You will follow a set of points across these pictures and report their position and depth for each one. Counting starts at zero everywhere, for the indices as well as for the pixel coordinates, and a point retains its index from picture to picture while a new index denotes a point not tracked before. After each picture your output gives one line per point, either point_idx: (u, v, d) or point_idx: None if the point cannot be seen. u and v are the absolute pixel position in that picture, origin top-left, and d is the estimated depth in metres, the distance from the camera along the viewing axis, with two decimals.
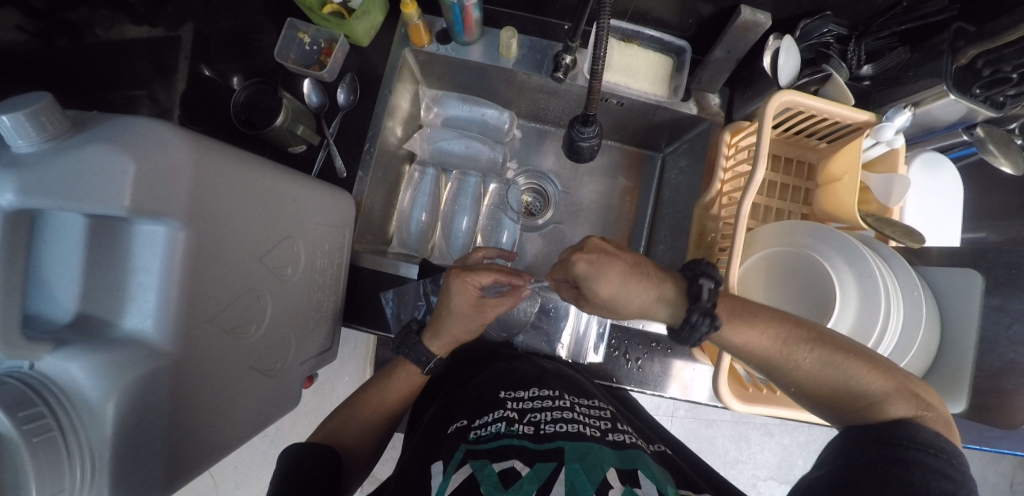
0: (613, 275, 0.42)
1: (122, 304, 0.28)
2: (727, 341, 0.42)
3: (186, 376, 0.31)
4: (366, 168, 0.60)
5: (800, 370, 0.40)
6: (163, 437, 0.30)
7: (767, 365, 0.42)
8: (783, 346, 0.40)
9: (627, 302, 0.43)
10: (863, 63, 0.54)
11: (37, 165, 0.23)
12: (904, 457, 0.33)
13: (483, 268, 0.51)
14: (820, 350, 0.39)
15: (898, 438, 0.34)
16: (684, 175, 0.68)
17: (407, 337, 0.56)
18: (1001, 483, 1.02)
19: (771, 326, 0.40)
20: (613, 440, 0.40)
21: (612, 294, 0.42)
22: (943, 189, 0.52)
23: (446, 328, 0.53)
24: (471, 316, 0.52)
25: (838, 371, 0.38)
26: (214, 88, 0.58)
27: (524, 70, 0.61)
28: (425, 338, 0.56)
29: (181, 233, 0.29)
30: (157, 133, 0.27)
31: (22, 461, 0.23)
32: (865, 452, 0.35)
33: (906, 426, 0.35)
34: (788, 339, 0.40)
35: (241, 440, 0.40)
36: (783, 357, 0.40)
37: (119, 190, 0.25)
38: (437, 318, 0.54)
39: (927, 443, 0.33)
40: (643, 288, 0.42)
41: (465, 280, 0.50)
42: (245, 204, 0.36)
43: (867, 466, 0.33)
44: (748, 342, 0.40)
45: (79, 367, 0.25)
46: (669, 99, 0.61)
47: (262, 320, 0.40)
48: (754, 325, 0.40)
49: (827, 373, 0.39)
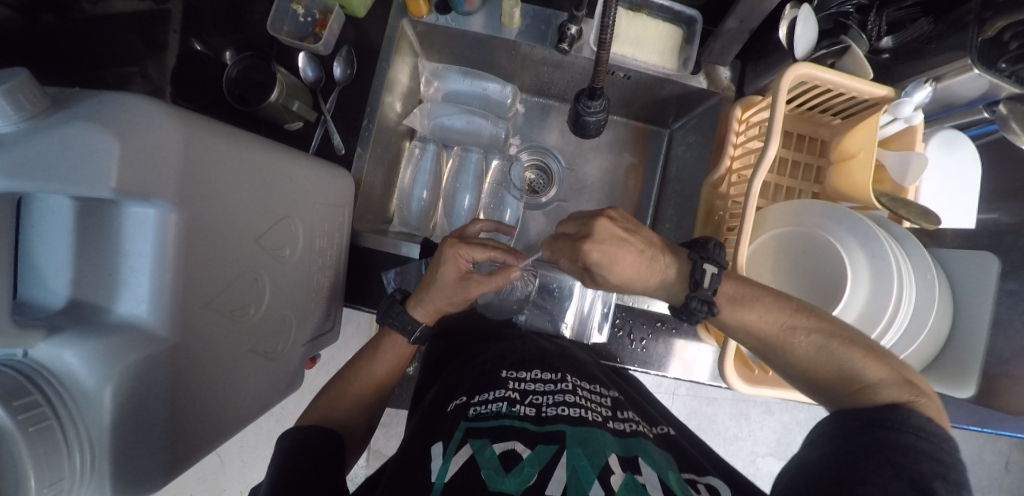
0: (629, 261, 0.40)
1: (114, 289, 0.28)
2: (726, 324, 0.42)
3: (185, 361, 0.31)
4: (365, 144, 0.58)
5: (795, 353, 0.40)
6: (166, 421, 0.30)
7: (763, 349, 0.42)
8: (781, 330, 0.40)
9: (630, 286, 0.42)
10: (883, 34, 0.51)
11: (15, 147, 0.22)
12: (895, 440, 0.33)
13: (476, 243, 0.50)
14: (817, 335, 0.39)
15: (889, 422, 0.34)
16: (692, 152, 0.66)
17: (392, 306, 0.54)
18: (995, 462, 1.04)
19: (772, 310, 0.40)
20: (614, 427, 0.40)
21: (623, 278, 0.41)
22: (961, 168, 0.50)
23: (430, 297, 0.52)
24: (455, 290, 0.50)
25: (833, 357, 0.39)
26: (207, 63, 0.57)
27: (527, 41, 0.58)
28: (409, 305, 0.54)
29: (172, 215, 0.28)
30: (140, 108, 0.26)
31: (19, 452, 0.22)
32: (858, 437, 0.34)
33: (899, 410, 0.35)
34: (787, 323, 0.40)
35: (245, 422, 0.40)
36: (780, 340, 0.40)
37: (105, 171, 0.23)
38: (422, 287, 0.53)
39: (916, 428, 0.33)
40: (648, 273, 0.41)
41: (458, 252, 0.48)
42: (239, 182, 0.34)
43: (856, 451, 0.33)
44: (748, 325, 0.40)
45: (72, 354, 0.25)
46: (678, 72, 0.59)
47: (261, 303, 0.40)
48: (754, 309, 0.40)
49: (822, 357, 0.39)
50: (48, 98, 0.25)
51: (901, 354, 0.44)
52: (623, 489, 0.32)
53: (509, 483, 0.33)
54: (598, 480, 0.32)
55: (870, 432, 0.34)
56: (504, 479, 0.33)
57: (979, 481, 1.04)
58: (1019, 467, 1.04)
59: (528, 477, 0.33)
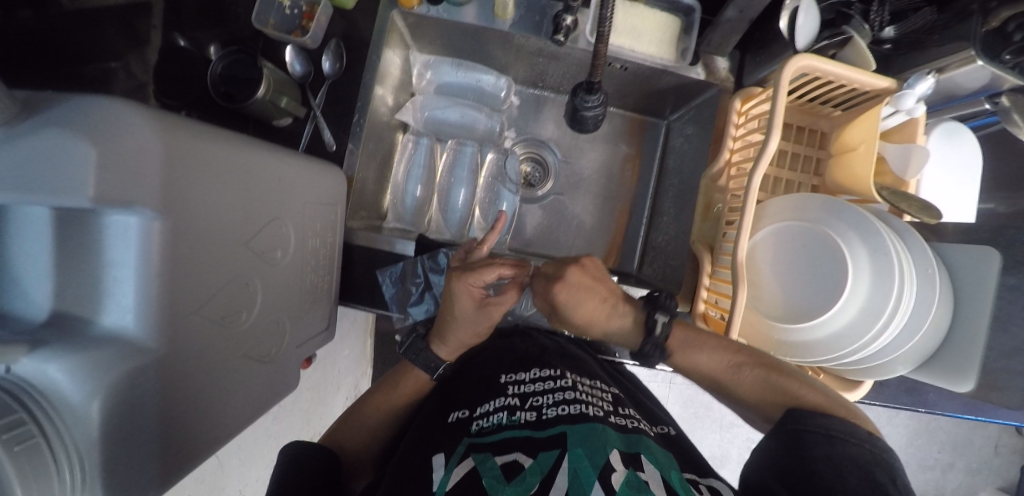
0: (589, 304, 0.46)
1: (99, 301, 0.27)
2: (680, 363, 0.48)
3: (174, 370, 0.30)
4: (357, 141, 0.57)
5: (743, 387, 0.46)
6: (157, 435, 0.29)
7: (717, 383, 0.48)
8: (726, 367, 0.46)
9: (594, 326, 0.48)
10: (885, 24, 0.49)
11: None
12: (838, 442, 0.35)
13: (483, 265, 0.48)
14: (761, 371, 0.45)
15: (832, 433, 0.36)
16: (690, 144, 0.65)
17: (415, 343, 0.55)
18: (986, 446, 1.06)
19: (718, 353, 0.46)
20: (616, 422, 0.40)
21: (584, 323, 0.48)
22: (962, 159, 0.50)
23: (452, 332, 0.52)
24: (477, 318, 0.50)
25: (778, 386, 0.44)
26: (190, 59, 0.55)
27: (522, 33, 0.57)
28: (432, 343, 0.55)
29: (156, 222, 0.27)
30: (118, 114, 0.25)
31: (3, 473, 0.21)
32: (804, 445, 0.36)
33: (833, 419, 0.37)
34: (732, 362, 0.46)
35: (240, 429, 0.40)
36: (727, 375, 0.47)
37: (81, 177, 0.22)
38: (443, 325, 0.52)
39: (851, 435, 0.36)
40: (611, 314, 0.48)
41: (468, 283, 0.48)
42: (227, 185, 0.33)
43: (804, 459, 0.35)
44: (696, 364, 0.47)
45: (57, 369, 0.24)
46: (676, 64, 0.57)
47: (252, 309, 0.39)
48: (700, 352, 0.47)
49: (768, 392, 0.44)
50: (22, 103, 0.24)
51: (900, 349, 0.44)
52: (625, 485, 0.31)
53: (509, 491, 0.32)
54: (599, 481, 0.31)
55: (808, 440, 0.36)
56: (505, 488, 0.32)
57: (969, 464, 1.06)
58: (1008, 450, 1.06)
59: (530, 486, 0.32)
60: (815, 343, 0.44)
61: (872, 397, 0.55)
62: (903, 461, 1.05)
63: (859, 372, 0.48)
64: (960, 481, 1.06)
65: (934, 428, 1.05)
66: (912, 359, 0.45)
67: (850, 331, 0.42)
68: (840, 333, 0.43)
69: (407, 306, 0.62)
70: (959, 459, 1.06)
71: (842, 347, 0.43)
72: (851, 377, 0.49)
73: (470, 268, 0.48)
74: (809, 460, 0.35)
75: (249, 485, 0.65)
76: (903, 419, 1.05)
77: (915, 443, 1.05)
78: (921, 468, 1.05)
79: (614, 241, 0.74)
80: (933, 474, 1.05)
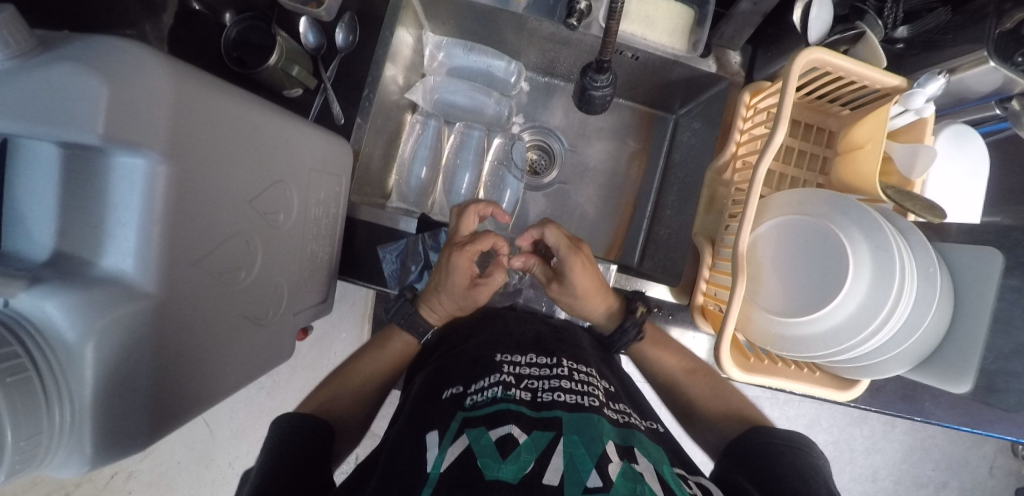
0: (587, 281, 0.51)
1: (100, 242, 0.27)
2: (641, 355, 0.56)
3: (171, 319, 0.30)
4: (365, 116, 0.57)
5: (692, 391, 0.52)
6: (148, 384, 0.29)
7: (672, 388, 0.54)
8: (685, 370, 0.54)
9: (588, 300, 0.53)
10: (899, 24, 0.49)
11: (11, 85, 0.22)
12: (796, 453, 0.38)
13: (485, 236, 0.51)
14: (710, 380, 0.53)
15: (800, 444, 0.38)
16: (697, 138, 0.65)
17: (404, 307, 0.56)
18: (980, 466, 1.05)
19: (681, 354, 0.55)
20: (610, 414, 0.40)
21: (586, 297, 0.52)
22: (968, 162, 0.50)
23: (437, 299, 0.54)
24: (462, 297, 0.52)
25: (721, 396, 0.50)
26: (205, 23, 0.55)
27: (536, 16, 0.57)
28: (418, 307, 0.56)
29: (161, 168, 0.27)
30: (127, 53, 0.25)
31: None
32: (776, 452, 0.38)
33: (790, 433, 0.40)
34: (689, 366, 0.54)
35: (229, 392, 0.39)
36: (685, 376, 0.54)
37: (92, 113, 0.23)
38: (431, 292, 0.54)
39: (808, 447, 0.38)
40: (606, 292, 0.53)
41: (463, 258, 0.50)
42: (231, 141, 0.33)
43: (769, 465, 0.37)
44: (661, 359, 0.55)
45: (54, 306, 0.24)
46: (686, 54, 0.58)
47: (251, 268, 0.39)
48: (668, 349, 0.55)
49: (712, 398, 0.51)
50: (35, 40, 0.24)
51: (897, 347, 0.43)
52: (621, 477, 0.31)
53: (506, 470, 0.31)
54: (595, 468, 0.31)
55: (773, 451, 0.38)
56: (500, 466, 0.32)
57: (963, 484, 1.05)
58: (1003, 471, 1.05)
59: (524, 464, 0.32)
60: (812, 338, 0.44)
61: (866, 402, 0.55)
62: (896, 476, 1.04)
63: (854, 371, 0.48)
64: None
65: (929, 444, 1.04)
66: (908, 360, 0.45)
67: (849, 326, 0.42)
68: (839, 328, 0.43)
69: (407, 284, 0.62)
70: (953, 478, 1.05)
71: (839, 343, 0.43)
72: (847, 375, 0.49)
73: (466, 244, 0.51)
74: (776, 466, 0.36)
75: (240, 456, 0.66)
76: (898, 434, 1.04)
77: (909, 459, 1.04)
78: (913, 484, 1.05)
79: (616, 233, 0.73)
80: (925, 491, 1.05)
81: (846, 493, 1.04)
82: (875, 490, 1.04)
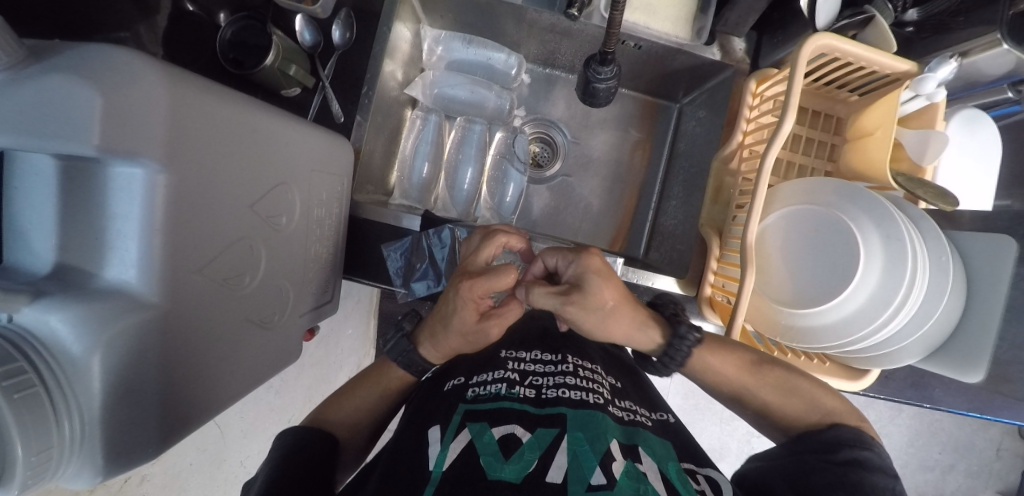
0: (614, 292, 0.42)
1: (102, 253, 0.26)
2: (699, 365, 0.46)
3: (176, 328, 0.30)
4: (365, 113, 0.56)
5: (763, 396, 0.46)
6: (156, 395, 0.29)
7: (737, 392, 0.47)
8: (749, 369, 0.46)
9: (616, 318, 0.43)
10: (909, 6, 0.48)
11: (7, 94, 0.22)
12: (838, 447, 0.38)
13: (495, 269, 0.43)
14: (780, 375, 0.46)
15: (848, 440, 0.38)
16: (702, 127, 0.64)
17: (399, 342, 0.51)
18: (987, 449, 1.06)
19: (742, 354, 0.46)
20: (616, 412, 0.40)
21: (602, 315, 0.42)
22: (980, 147, 0.49)
23: (445, 339, 0.47)
24: (478, 334, 0.45)
25: (797, 390, 0.45)
26: (199, 24, 0.54)
27: (535, 7, 0.55)
28: (420, 343, 0.51)
29: (161, 176, 0.26)
30: (119, 59, 0.24)
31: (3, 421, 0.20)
32: (815, 447, 0.39)
33: (840, 429, 0.40)
34: (753, 364, 0.46)
35: (237, 398, 0.39)
36: (752, 380, 0.46)
37: (86, 123, 0.22)
38: (436, 327, 0.48)
39: (866, 445, 0.38)
40: (631, 312, 0.44)
41: (479, 292, 0.43)
42: (231, 144, 0.33)
43: (805, 461, 0.38)
44: (722, 364, 0.46)
45: (58, 320, 0.23)
46: (691, 42, 0.56)
47: (256, 273, 0.39)
48: (729, 353, 0.46)
49: (792, 398, 0.44)
50: (26, 49, 0.23)
51: (909, 336, 0.43)
52: (625, 475, 0.32)
53: (509, 470, 0.32)
54: (599, 465, 0.32)
55: (820, 448, 0.39)
56: (503, 466, 0.32)
57: (970, 466, 1.06)
58: (1012, 453, 1.06)
59: (527, 463, 0.32)
60: (824, 327, 0.43)
61: (876, 390, 0.55)
62: (904, 461, 1.05)
63: (865, 361, 0.47)
64: (958, 483, 1.07)
65: (936, 429, 1.05)
66: (920, 349, 0.45)
67: (860, 315, 0.42)
68: (850, 317, 0.42)
69: (411, 281, 0.60)
70: (959, 460, 1.06)
71: (849, 334, 0.42)
72: (857, 365, 0.49)
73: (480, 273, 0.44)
74: (814, 463, 0.37)
75: (251, 457, 0.67)
76: (905, 419, 1.05)
77: (915, 443, 1.05)
78: (921, 468, 1.06)
79: (620, 225, 0.73)
80: (933, 474, 1.06)
81: None
82: None
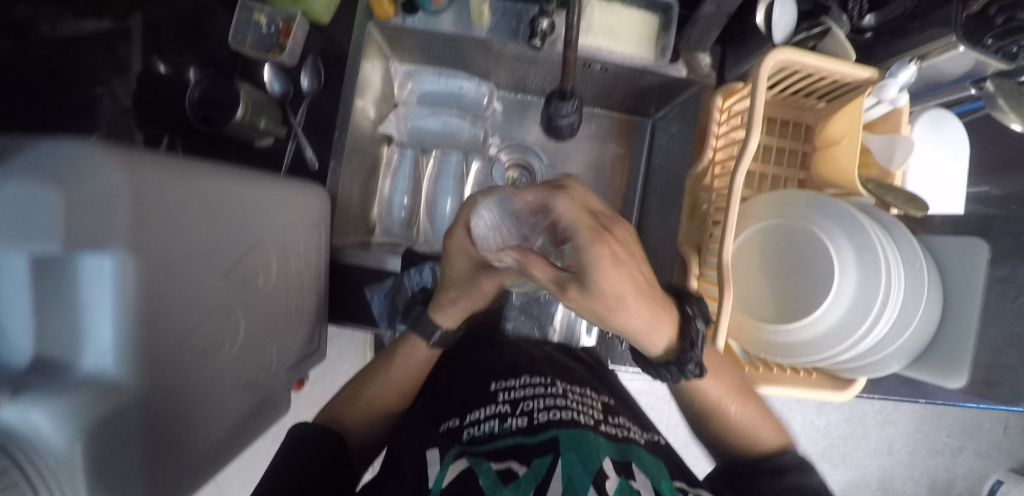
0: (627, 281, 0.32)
1: (77, 340, 0.25)
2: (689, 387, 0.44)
3: (154, 402, 0.30)
4: (339, 158, 0.56)
5: (731, 409, 0.45)
6: (139, 473, 0.29)
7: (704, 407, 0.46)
8: (729, 384, 0.45)
9: (628, 312, 0.34)
10: (865, 12, 0.48)
11: None
12: (785, 469, 0.41)
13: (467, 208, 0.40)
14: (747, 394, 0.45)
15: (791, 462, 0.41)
16: (674, 142, 0.64)
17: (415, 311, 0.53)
18: (994, 428, 1.06)
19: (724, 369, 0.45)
20: (607, 430, 0.40)
21: (612, 305, 0.32)
22: (946, 147, 0.49)
23: (444, 298, 0.48)
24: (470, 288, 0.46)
25: (756, 413, 0.45)
26: (169, 84, 0.54)
27: (499, 39, 0.56)
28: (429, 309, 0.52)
29: (128, 263, 0.26)
30: (79, 155, 0.24)
31: None
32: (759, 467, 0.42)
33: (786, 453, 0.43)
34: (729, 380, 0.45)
35: (218, 458, 0.39)
36: (725, 395, 0.45)
37: (50, 226, 0.22)
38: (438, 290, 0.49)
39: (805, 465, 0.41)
40: (643, 299, 0.34)
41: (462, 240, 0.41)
42: (199, 215, 0.33)
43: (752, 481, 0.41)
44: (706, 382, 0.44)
45: (37, 417, 0.22)
46: (656, 62, 0.57)
47: (234, 336, 0.39)
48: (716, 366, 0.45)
49: (750, 416, 0.45)
50: None
51: (889, 345, 0.43)
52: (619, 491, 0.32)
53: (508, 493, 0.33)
54: (593, 485, 0.32)
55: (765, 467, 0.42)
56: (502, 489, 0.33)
57: (979, 447, 1.06)
58: (1018, 430, 1.06)
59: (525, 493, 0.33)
60: (805, 341, 0.44)
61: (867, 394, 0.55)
62: (912, 447, 1.05)
63: (851, 370, 0.47)
64: (969, 465, 1.06)
65: (942, 413, 1.05)
66: (904, 354, 0.45)
67: (840, 328, 0.42)
68: (830, 331, 0.42)
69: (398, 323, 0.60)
70: (968, 442, 1.05)
71: (830, 347, 0.43)
72: (844, 374, 0.49)
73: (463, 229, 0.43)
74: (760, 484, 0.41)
75: None
76: (910, 406, 1.04)
77: (922, 429, 1.05)
78: (930, 452, 1.05)
79: None
80: (942, 458, 1.05)
81: (863, 468, 1.04)
82: (892, 463, 1.05)
